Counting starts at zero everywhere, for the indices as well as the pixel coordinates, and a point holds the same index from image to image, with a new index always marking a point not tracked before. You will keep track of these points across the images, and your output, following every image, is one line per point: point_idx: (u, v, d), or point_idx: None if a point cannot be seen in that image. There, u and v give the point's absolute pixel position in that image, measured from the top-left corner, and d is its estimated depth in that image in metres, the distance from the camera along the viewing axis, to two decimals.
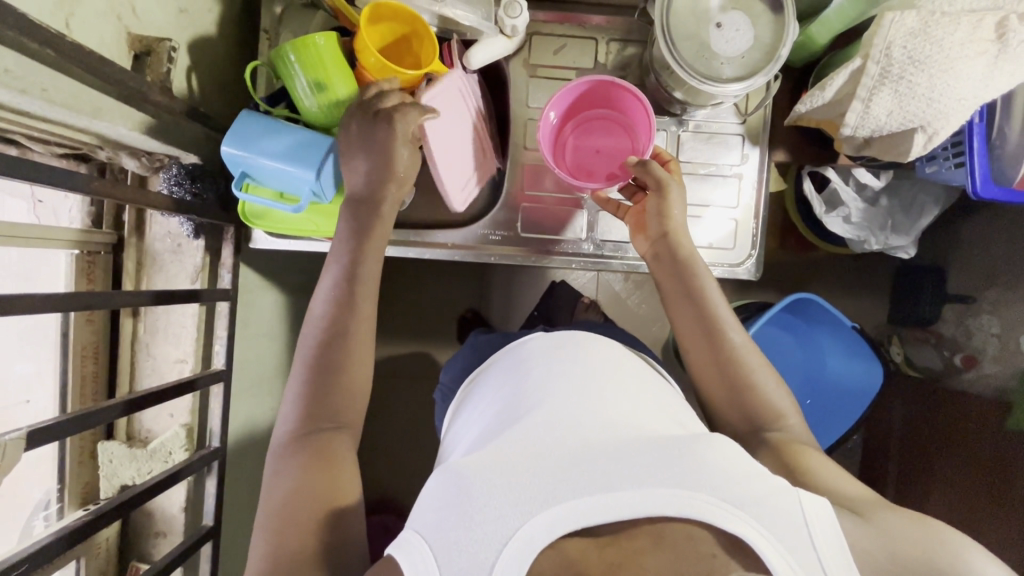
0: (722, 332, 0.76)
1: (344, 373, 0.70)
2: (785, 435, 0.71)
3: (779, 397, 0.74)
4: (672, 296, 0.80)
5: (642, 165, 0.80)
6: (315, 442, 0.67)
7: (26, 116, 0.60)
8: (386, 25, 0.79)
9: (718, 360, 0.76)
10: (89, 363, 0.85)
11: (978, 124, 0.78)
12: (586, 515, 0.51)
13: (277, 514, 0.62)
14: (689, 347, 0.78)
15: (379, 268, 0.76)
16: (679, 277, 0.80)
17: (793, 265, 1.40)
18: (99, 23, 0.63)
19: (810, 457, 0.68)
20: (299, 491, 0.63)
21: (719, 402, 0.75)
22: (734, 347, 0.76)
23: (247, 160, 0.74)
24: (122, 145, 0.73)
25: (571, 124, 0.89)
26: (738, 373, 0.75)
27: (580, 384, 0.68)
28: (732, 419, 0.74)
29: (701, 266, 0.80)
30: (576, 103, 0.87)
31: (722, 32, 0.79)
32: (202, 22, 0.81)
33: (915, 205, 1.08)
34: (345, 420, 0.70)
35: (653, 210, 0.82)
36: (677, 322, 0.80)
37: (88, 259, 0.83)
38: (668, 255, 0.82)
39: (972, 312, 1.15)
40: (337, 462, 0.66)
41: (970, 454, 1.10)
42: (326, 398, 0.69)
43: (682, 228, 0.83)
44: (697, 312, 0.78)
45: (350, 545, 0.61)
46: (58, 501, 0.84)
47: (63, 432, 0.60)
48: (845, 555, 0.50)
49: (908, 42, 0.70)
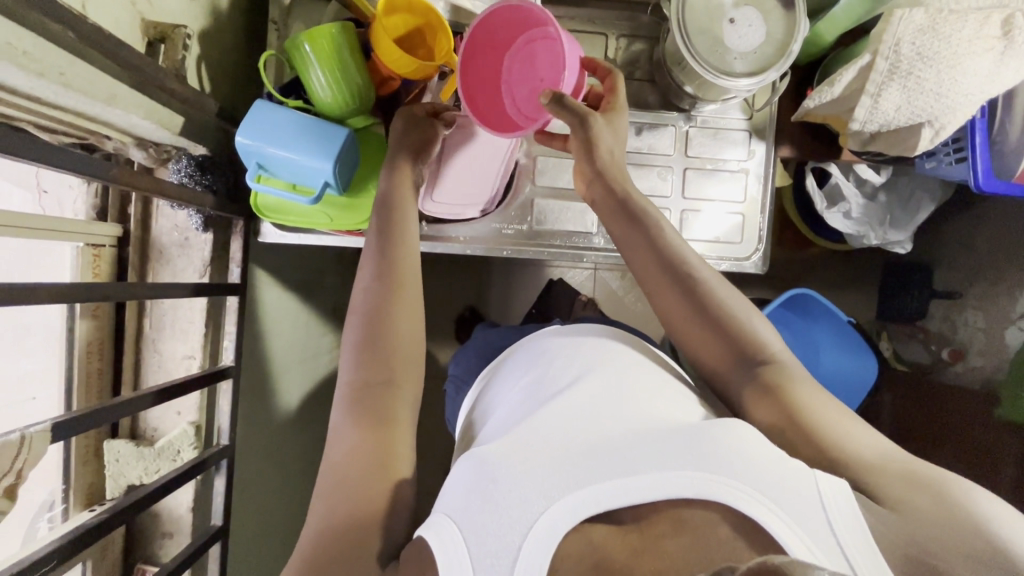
0: (687, 269, 0.70)
1: (389, 335, 0.68)
2: (774, 369, 0.65)
3: (759, 328, 0.68)
4: (625, 235, 0.74)
5: (562, 104, 0.72)
6: (369, 399, 0.65)
7: (38, 103, 0.58)
8: (400, 17, 0.78)
9: (681, 296, 0.69)
10: (94, 360, 0.82)
11: (981, 120, 0.81)
12: (609, 498, 0.52)
13: (335, 474, 0.61)
14: (648, 286, 0.72)
15: (418, 254, 0.74)
16: (629, 216, 0.73)
17: (788, 262, 1.43)
18: (113, 7, 0.61)
19: (802, 389, 0.62)
20: (358, 449, 0.62)
21: (689, 338, 0.69)
22: (704, 284, 0.69)
23: (260, 151, 0.74)
24: (132, 136, 0.71)
25: (494, 62, 0.77)
26: (707, 309, 0.68)
27: (630, 369, 0.68)
28: (708, 359, 0.69)
29: (650, 206, 0.74)
30: (481, 45, 0.75)
31: (735, 27, 0.80)
32: (212, 10, 0.79)
33: (913, 200, 1.11)
34: (399, 374, 0.67)
35: (581, 145, 0.76)
36: (632, 264, 0.73)
37: (95, 253, 0.80)
38: (610, 193, 0.75)
39: (958, 308, 1.20)
40: (392, 423, 0.64)
41: (955, 444, 1.14)
42: (377, 356, 0.67)
43: (622, 166, 0.77)
44: (655, 252, 0.71)
45: (395, 515, 0.60)
46: (63, 502, 0.80)
47: (84, 426, 0.58)
48: (861, 526, 0.49)
49: (916, 38, 0.72)
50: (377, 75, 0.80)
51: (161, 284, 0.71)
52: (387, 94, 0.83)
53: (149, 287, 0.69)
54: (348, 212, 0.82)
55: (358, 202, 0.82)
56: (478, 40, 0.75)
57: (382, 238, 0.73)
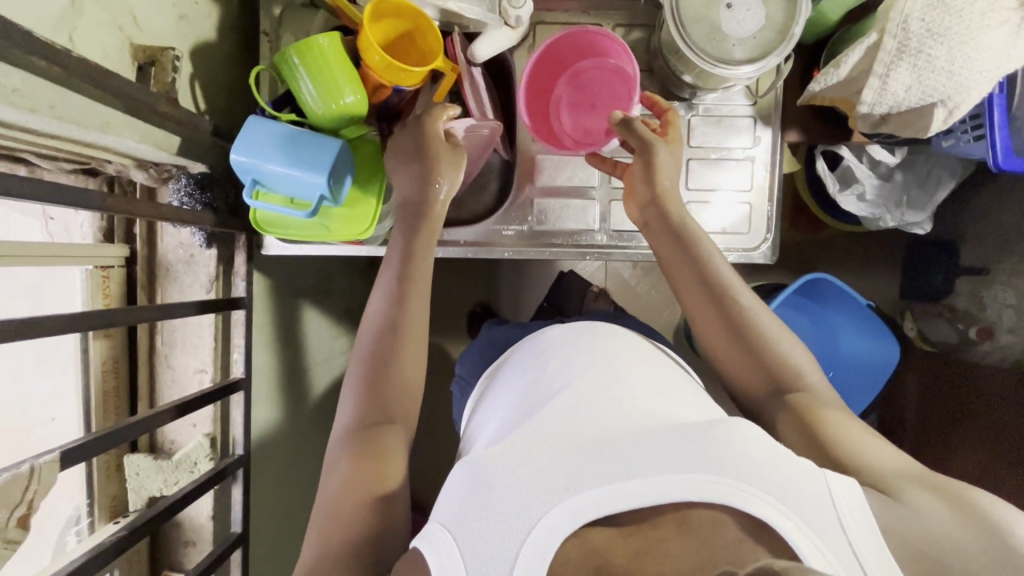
0: (728, 292, 0.74)
1: (392, 368, 0.70)
2: (806, 397, 0.68)
3: (796, 356, 0.71)
4: (669, 258, 0.79)
5: (630, 126, 0.81)
6: (365, 432, 0.66)
7: (36, 134, 0.60)
8: (389, 22, 0.77)
9: (721, 321, 0.74)
10: (109, 379, 0.85)
11: (999, 95, 0.78)
12: (608, 502, 0.51)
13: (329, 503, 0.62)
14: (694, 311, 0.76)
15: (430, 263, 0.77)
16: (675, 240, 0.78)
17: (804, 244, 1.39)
18: (101, 36, 0.62)
19: (832, 415, 0.65)
20: (350, 480, 0.63)
21: (729, 362, 0.73)
22: (742, 309, 0.73)
23: (256, 168, 0.74)
24: (131, 157, 0.73)
25: (548, 87, 0.89)
26: (748, 332, 0.72)
27: (621, 372, 0.68)
28: (749, 383, 0.72)
29: (697, 229, 0.78)
30: (553, 64, 0.88)
31: (733, 13, 0.77)
32: (202, 28, 0.80)
33: (931, 178, 1.06)
34: (397, 414, 0.69)
35: (641, 172, 0.81)
36: (676, 285, 0.78)
37: (104, 274, 0.82)
38: (660, 221, 0.80)
39: (985, 284, 1.14)
40: (386, 457, 0.65)
41: (990, 427, 1.09)
42: (377, 390, 0.69)
43: (675, 194, 0.81)
44: (699, 275, 0.76)
45: (390, 537, 0.60)
46: (88, 516, 0.85)
47: (93, 450, 0.60)
48: (875, 532, 0.48)
49: (926, 13, 0.68)
50: (367, 82, 0.79)
51: (166, 306, 0.71)
52: (379, 101, 0.82)
53: (156, 307, 0.71)
54: (345, 222, 0.82)
55: (355, 211, 0.82)
56: (551, 62, 0.87)
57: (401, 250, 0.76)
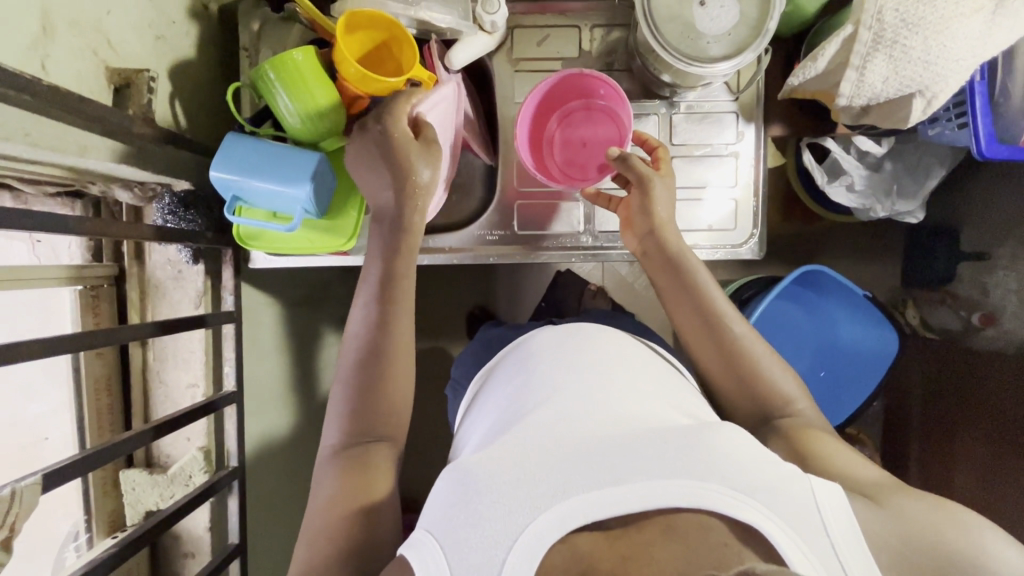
0: (723, 321, 0.74)
1: (383, 384, 0.71)
2: (798, 421, 0.68)
3: (788, 383, 0.71)
4: (668, 288, 0.79)
5: (627, 161, 0.79)
6: (353, 445, 0.67)
7: (14, 160, 0.61)
8: (363, 34, 0.78)
9: (716, 352, 0.73)
10: (102, 396, 0.88)
11: (980, 82, 0.76)
12: (594, 508, 0.51)
13: (317, 516, 0.63)
14: (692, 341, 0.76)
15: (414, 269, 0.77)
16: (672, 270, 0.78)
17: (800, 236, 1.38)
18: (75, 62, 0.63)
19: (822, 439, 0.66)
20: (337, 493, 0.64)
21: (725, 388, 0.73)
22: (738, 339, 0.73)
23: (237, 183, 0.75)
24: (111, 178, 0.74)
25: (541, 127, 0.89)
26: (744, 363, 0.72)
27: (604, 376, 0.68)
28: (742, 409, 0.72)
29: (693, 259, 0.78)
30: (547, 105, 0.88)
31: (706, 10, 0.77)
32: (180, 47, 0.81)
33: (920, 167, 1.05)
34: (385, 431, 0.70)
35: (637, 206, 0.81)
36: (674, 314, 0.78)
37: (93, 294, 0.85)
38: (657, 252, 0.79)
39: (988, 270, 1.11)
40: (372, 468, 0.66)
41: (992, 416, 1.08)
42: (364, 402, 0.70)
43: (672, 226, 0.80)
44: (695, 305, 0.76)
45: (378, 545, 0.61)
46: (86, 531, 0.86)
47: (80, 468, 0.62)
48: (860, 542, 0.49)
49: (900, 4, 0.67)
50: (345, 94, 0.78)
51: (138, 325, 0.70)
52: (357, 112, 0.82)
53: (126, 328, 0.69)
54: (328, 233, 0.83)
55: (338, 223, 0.83)
56: (545, 103, 0.87)
57: (384, 263, 0.75)
